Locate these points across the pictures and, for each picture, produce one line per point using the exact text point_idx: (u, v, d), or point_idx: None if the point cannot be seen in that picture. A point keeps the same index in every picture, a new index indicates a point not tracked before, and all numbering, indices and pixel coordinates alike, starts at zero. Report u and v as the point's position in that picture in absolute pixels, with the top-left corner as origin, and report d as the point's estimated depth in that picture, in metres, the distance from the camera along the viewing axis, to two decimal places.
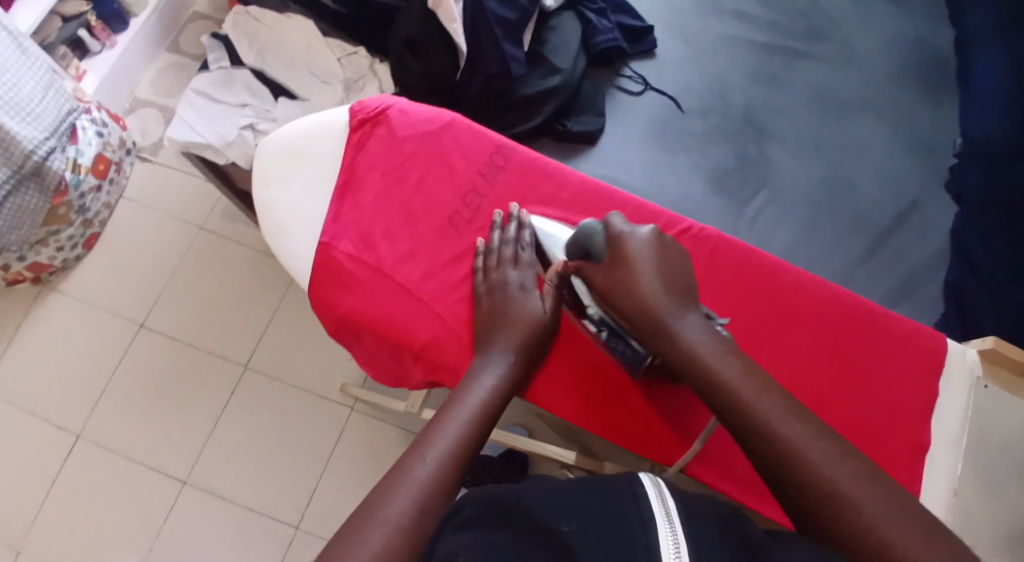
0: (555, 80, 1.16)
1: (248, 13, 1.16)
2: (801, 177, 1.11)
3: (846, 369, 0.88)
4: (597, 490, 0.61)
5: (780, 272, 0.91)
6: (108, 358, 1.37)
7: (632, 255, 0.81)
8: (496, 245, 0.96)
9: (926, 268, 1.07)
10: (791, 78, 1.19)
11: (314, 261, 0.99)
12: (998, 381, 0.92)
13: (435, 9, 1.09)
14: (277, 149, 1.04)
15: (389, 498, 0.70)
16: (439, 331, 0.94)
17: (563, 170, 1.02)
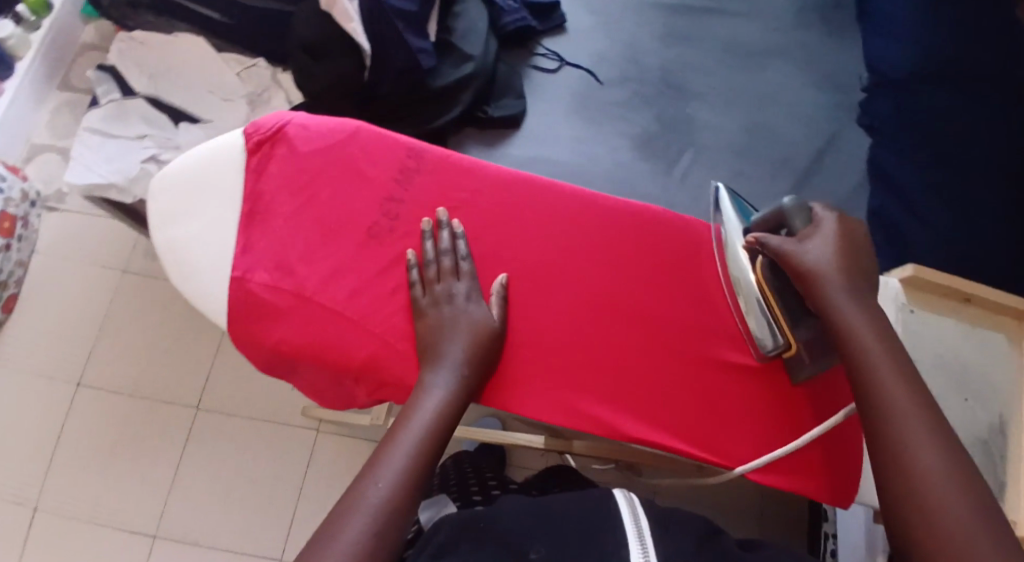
0: (469, 67, 1.10)
1: (133, 40, 1.11)
2: (725, 130, 1.27)
3: None
4: (573, 510, 0.71)
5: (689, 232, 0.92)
6: (52, 423, 1.41)
7: (827, 233, 0.79)
8: (432, 255, 0.85)
9: (851, 202, 1.23)
10: (698, 34, 1.34)
11: (228, 298, 0.84)
12: (923, 304, 0.93)
13: (331, 7, 0.99)
14: (171, 187, 0.88)
15: (344, 526, 0.68)
16: (379, 347, 0.83)
17: (479, 163, 0.92)
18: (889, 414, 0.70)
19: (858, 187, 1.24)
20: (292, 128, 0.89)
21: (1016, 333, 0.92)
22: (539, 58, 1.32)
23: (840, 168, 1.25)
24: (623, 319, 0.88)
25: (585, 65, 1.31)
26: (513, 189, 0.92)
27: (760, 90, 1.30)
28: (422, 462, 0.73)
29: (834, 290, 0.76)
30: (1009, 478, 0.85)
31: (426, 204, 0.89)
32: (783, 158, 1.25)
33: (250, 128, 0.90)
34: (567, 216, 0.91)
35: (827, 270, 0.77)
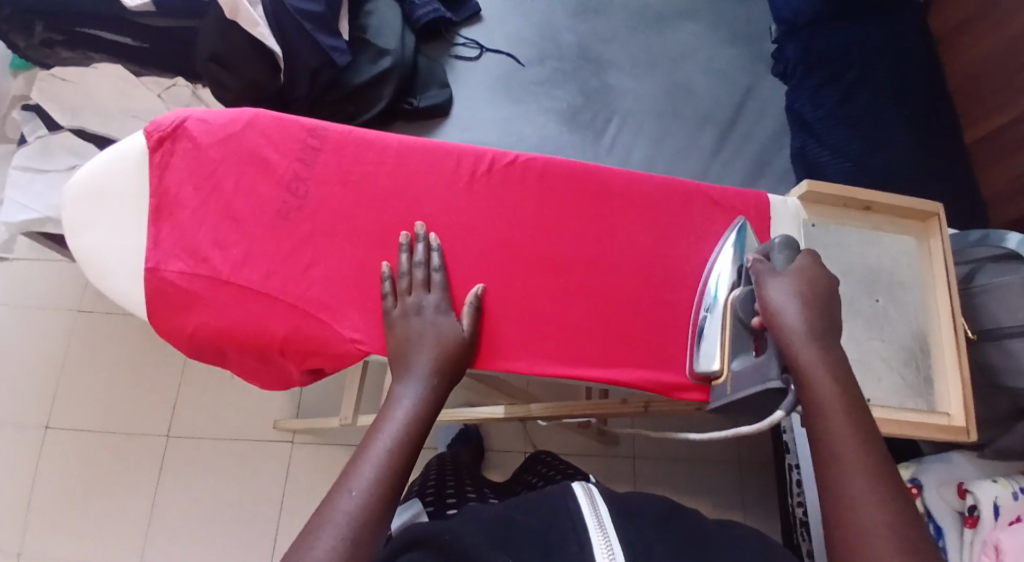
0: (387, 61, 1.14)
1: (56, 77, 1.11)
2: (642, 92, 1.31)
3: (683, 242, 0.94)
4: (534, 512, 0.66)
5: (602, 175, 0.95)
6: (24, 470, 1.41)
7: (774, 276, 0.79)
8: (404, 268, 0.87)
9: (771, 148, 1.30)
10: (609, 6, 1.39)
11: (145, 290, 0.86)
12: (829, 216, 0.97)
13: (234, 18, 0.96)
14: (76, 194, 0.89)
15: (317, 535, 0.66)
16: (300, 321, 0.86)
17: (383, 135, 0.93)
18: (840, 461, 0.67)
19: (776, 132, 1.31)
20: (191, 122, 0.89)
21: (919, 233, 0.98)
22: (459, 48, 1.33)
23: (757, 117, 1.32)
24: (539, 268, 0.91)
25: (504, 50, 1.33)
26: (420, 156, 0.93)
27: (672, 51, 1.36)
28: (397, 464, 0.72)
29: (797, 337, 0.74)
30: (934, 371, 0.92)
31: (332, 181, 0.90)
32: (703, 112, 1.31)
33: (148, 126, 0.89)
34: (474, 175, 0.93)
35: (791, 316, 0.75)
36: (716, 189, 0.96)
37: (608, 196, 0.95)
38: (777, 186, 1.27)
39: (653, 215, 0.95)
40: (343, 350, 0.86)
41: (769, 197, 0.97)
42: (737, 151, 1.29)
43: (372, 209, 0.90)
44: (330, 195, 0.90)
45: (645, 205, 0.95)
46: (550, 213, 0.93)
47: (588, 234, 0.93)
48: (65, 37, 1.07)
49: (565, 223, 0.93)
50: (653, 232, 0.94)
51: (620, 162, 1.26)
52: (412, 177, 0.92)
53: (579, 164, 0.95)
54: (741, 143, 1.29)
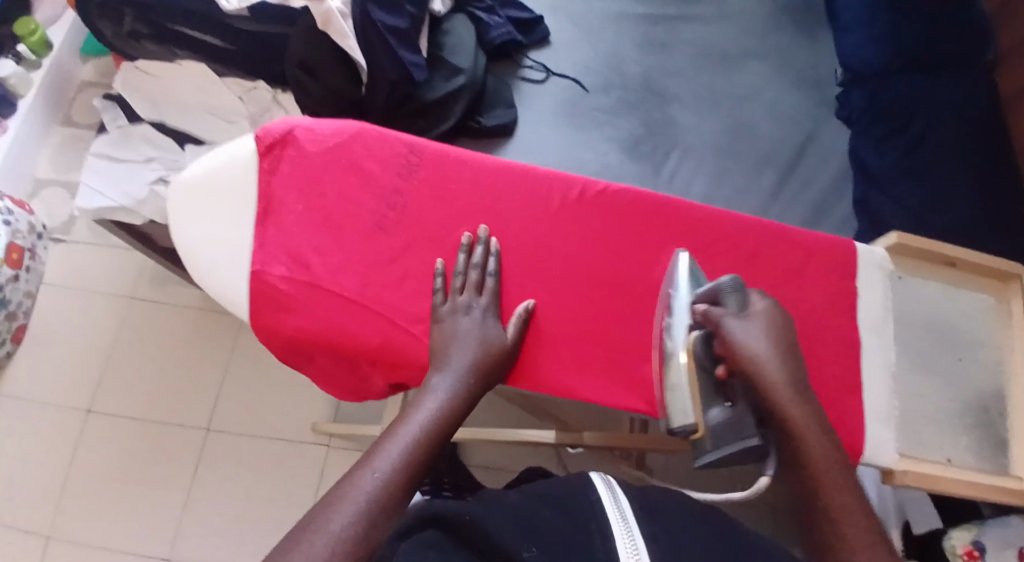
0: (460, 80, 1.16)
1: (138, 69, 1.17)
2: (705, 128, 1.33)
3: (776, 284, 0.93)
4: (557, 506, 0.64)
5: (695, 211, 0.96)
6: (64, 451, 1.44)
7: (744, 320, 0.81)
8: (460, 268, 0.90)
9: (832, 191, 1.30)
10: (675, 41, 1.41)
11: (249, 291, 0.91)
12: (913, 270, 0.99)
13: (325, 29, 1.00)
14: (185, 187, 0.95)
15: (333, 510, 0.64)
16: (390, 331, 0.88)
17: (478, 155, 0.97)
18: (830, 499, 0.70)
19: (836, 179, 1.31)
20: (299, 128, 0.95)
21: (999, 293, 0.99)
22: (526, 70, 1.35)
23: (819, 162, 1.33)
24: (626, 298, 0.93)
25: (570, 75, 1.35)
26: (514, 178, 0.96)
27: (737, 91, 1.37)
28: (422, 451, 0.72)
29: (773, 380, 0.77)
30: (1010, 435, 0.93)
31: (426, 197, 0.94)
32: (763, 153, 1.32)
33: (261, 132, 0.96)
34: (562, 202, 0.96)
35: (763, 355, 0.79)
36: (810, 233, 0.96)
37: (698, 233, 0.95)
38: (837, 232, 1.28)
39: (744, 254, 0.94)
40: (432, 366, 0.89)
41: (863, 246, 0.97)
42: (798, 194, 1.30)
43: (463, 228, 0.94)
44: (422, 211, 0.94)
45: (736, 243, 0.94)
46: (639, 244, 0.95)
47: (677, 268, 0.94)
48: (153, 31, 1.12)
49: (653, 256, 0.94)
50: (745, 273, 0.93)
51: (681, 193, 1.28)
52: (501, 199, 0.95)
53: (670, 199, 0.97)
54: (802, 187, 1.31)
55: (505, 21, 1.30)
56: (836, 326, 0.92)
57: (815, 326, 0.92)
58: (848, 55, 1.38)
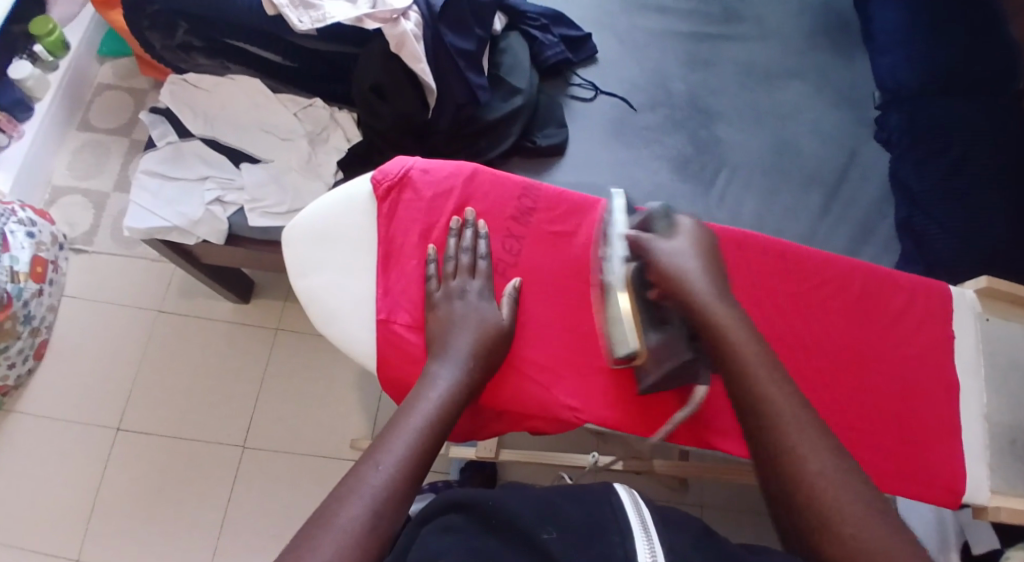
0: (518, 100, 1.16)
1: (185, 81, 1.15)
2: (752, 149, 1.27)
3: (876, 328, 0.99)
4: (575, 499, 0.66)
5: (801, 255, 1.01)
6: (93, 470, 1.42)
7: (657, 252, 0.85)
8: (452, 252, 0.95)
9: (878, 212, 1.24)
10: (719, 59, 1.34)
11: (375, 342, 0.93)
12: (998, 312, 1.02)
13: (399, 52, 1.03)
14: (306, 232, 0.97)
15: (343, 504, 0.67)
16: (522, 381, 0.92)
17: (588, 199, 1.01)
18: (767, 418, 0.72)
19: (879, 200, 1.25)
20: (416, 171, 0.98)
21: None
22: (574, 89, 1.30)
23: (861, 183, 1.26)
24: None
25: (619, 94, 1.30)
26: None
27: (779, 110, 1.31)
28: (428, 439, 0.75)
29: (703, 296, 0.80)
30: None
31: (544, 241, 0.99)
32: (809, 173, 1.26)
33: (377, 174, 0.99)
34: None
35: (688, 273, 0.82)
36: (903, 276, 1.01)
37: (805, 277, 1.00)
38: (880, 253, 1.22)
39: (846, 297, 1.00)
40: (563, 413, 0.92)
41: (949, 288, 1.02)
42: (845, 216, 1.23)
43: (579, 270, 0.98)
44: (541, 253, 0.98)
45: (840, 287, 1.00)
46: (749, 288, 0.99)
47: (786, 312, 0.99)
48: (206, 43, 1.11)
49: (764, 300, 0.99)
50: (847, 317, 0.99)
51: (730, 217, 1.22)
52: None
53: (775, 243, 1.01)
54: (847, 208, 1.24)
55: (558, 40, 1.29)
56: (931, 365, 0.99)
57: (916, 368, 0.98)
58: (885, 74, 1.29)
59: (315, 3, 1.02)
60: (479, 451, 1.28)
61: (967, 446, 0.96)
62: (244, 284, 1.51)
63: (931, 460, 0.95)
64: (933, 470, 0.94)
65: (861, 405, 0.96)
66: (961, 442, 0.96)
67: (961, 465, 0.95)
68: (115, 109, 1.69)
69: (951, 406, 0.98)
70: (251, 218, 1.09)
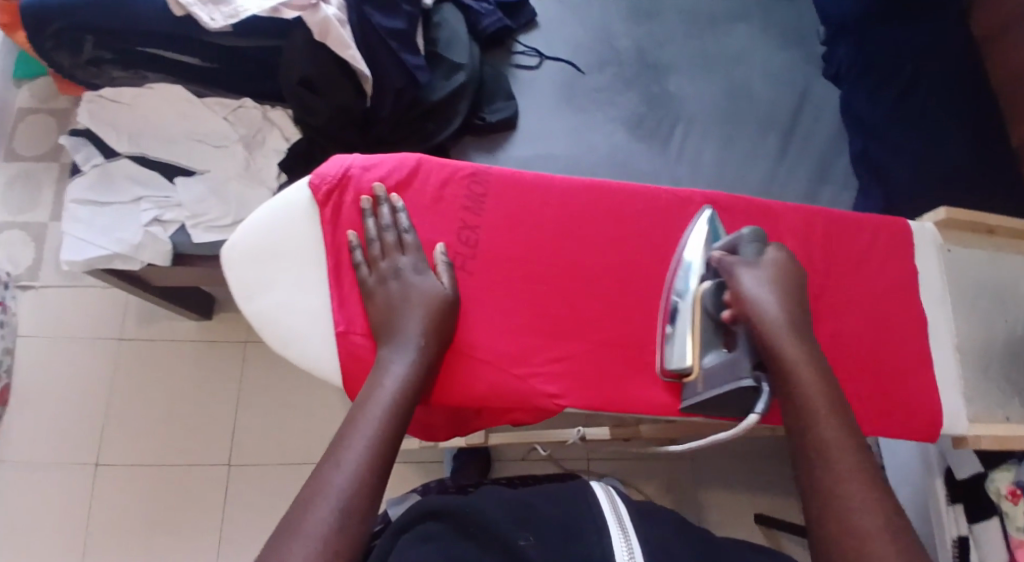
0: (460, 77, 1.12)
1: (101, 97, 1.06)
2: (706, 97, 1.22)
3: (843, 272, 0.97)
4: (554, 499, 0.65)
5: (760, 206, 0.98)
6: (73, 514, 1.37)
7: (748, 279, 0.81)
8: (375, 235, 0.90)
9: (832, 148, 1.20)
10: (660, 8, 1.29)
11: (340, 356, 0.88)
12: (958, 240, 1.02)
13: (324, 40, 0.96)
14: (247, 251, 0.92)
15: (306, 509, 0.66)
16: (492, 374, 0.88)
17: (536, 176, 0.97)
18: (810, 427, 0.72)
19: (835, 136, 1.21)
20: (356, 169, 0.93)
21: None
22: (518, 56, 1.24)
23: (817, 119, 1.23)
24: None
25: (565, 57, 1.24)
26: (576, 193, 0.97)
27: (728, 55, 1.26)
28: (387, 433, 0.75)
29: (770, 328, 0.77)
30: None
31: (499, 225, 0.94)
32: (766, 116, 1.22)
33: (314, 179, 0.93)
34: (628, 213, 0.97)
35: (761, 299, 0.79)
36: (860, 216, 0.99)
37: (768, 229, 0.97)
38: (843, 190, 1.19)
39: (810, 243, 0.97)
40: (541, 401, 0.88)
41: (909, 222, 1.00)
42: (802, 155, 1.20)
43: (538, 253, 0.94)
44: (499, 240, 0.94)
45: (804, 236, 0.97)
46: None
47: None
48: (119, 56, 1.03)
49: None
50: (814, 265, 0.96)
51: (690, 170, 1.17)
52: (573, 218, 0.96)
53: (735, 197, 0.98)
54: (805, 144, 1.21)
55: (494, 6, 1.23)
56: (900, 304, 0.96)
57: (887, 306, 0.96)
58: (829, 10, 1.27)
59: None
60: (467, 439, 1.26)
61: (941, 376, 0.94)
62: (205, 302, 1.46)
63: (911, 396, 0.92)
64: (914, 409, 0.92)
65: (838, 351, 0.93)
66: (935, 374, 0.94)
67: (940, 397, 0.93)
68: (42, 135, 1.60)
69: (924, 343, 0.95)
70: (194, 235, 1.03)
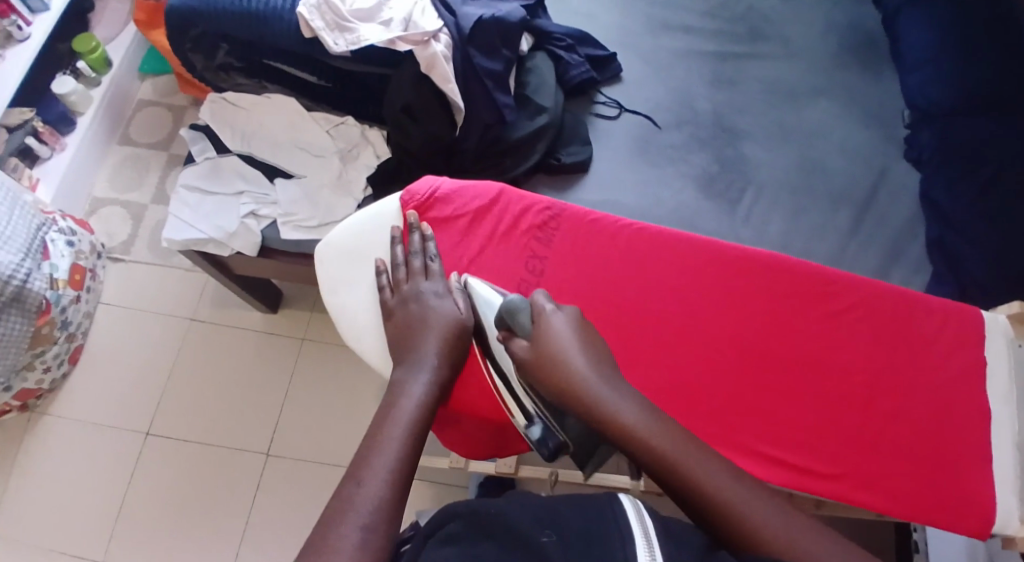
0: (543, 119, 1.19)
1: (224, 99, 1.20)
2: (778, 167, 1.26)
3: (904, 352, 0.99)
4: (579, 506, 0.65)
5: (828, 277, 1.02)
6: (121, 475, 1.46)
7: (555, 338, 0.86)
8: (403, 260, 1.01)
9: (908, 230, 1.21)
10: (743, 77, 1.34)
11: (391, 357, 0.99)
12: None
13: (429, 73, 1.07)
14: (337, 251, 1.04)
15: (340, 527, 0.70)
16: None
17: (612, 220, 1.06)
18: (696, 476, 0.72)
19: (911, 219, 1.22)
20: (444, 191, 1.05)
21: None
22: (599, 107, 1.31)
23: (893, 201, 1.24)
24: (762, 363, 0.99)
25: (643, 112, 1.30)
26: (648, 242, 1.05)
27: (807, 128, 1.29)
28: (410, 451, 0.79)
29: (587, 378, 0.82)
30: None
31: (567, 256, 1.04)
32: (839, 191, 1.24)
33: (406, 195, 1.05)
34: (696, 262, 1.04)
35: (573, 355, 0.84)
36: (931, 299, 1.01)
37: (833, 299, 1.01)
38: (913, 274, 1.19)
39: (873, 319, 1.01)
40: None
41: (980, 313, 1.02)
42: (874, 234, 1.21)
43: (601, 286, 1.02)
44: (565, 270, 1.03)
45: (868, 310, 1.01)
46: (777, 306, 1.01)
47: (810, 334, 1.00)
48: (246, 64, 1.17)
49: (788, 322, 1.01)
50: (874, 340, 1.00)
51: (756, 235, 1.21)
52: (640, 259, 1.04)
53: (805, 265, 1.03)
54: (877, 224, 1.22)
55: (583, 60, 1.31)
56: (960, 393, 0.98)
57: (946, 393, 0.98)
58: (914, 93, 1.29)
59: (350, 27, 1.06)
60: (498, 466, 1.28)
61: (999, 473, 0.95)
62: (274, 296, 1.56)
63: (959, 487, 0.94)
64: (962, 500, 0.93)
65: (888, 428, 0.96)
66: (991, 469, 0.95)
67: (992, 492, 0.94)
68: (155, 124, 1.75)
69: (983, 436, 0.97)
70: (283, 231, 1.13)
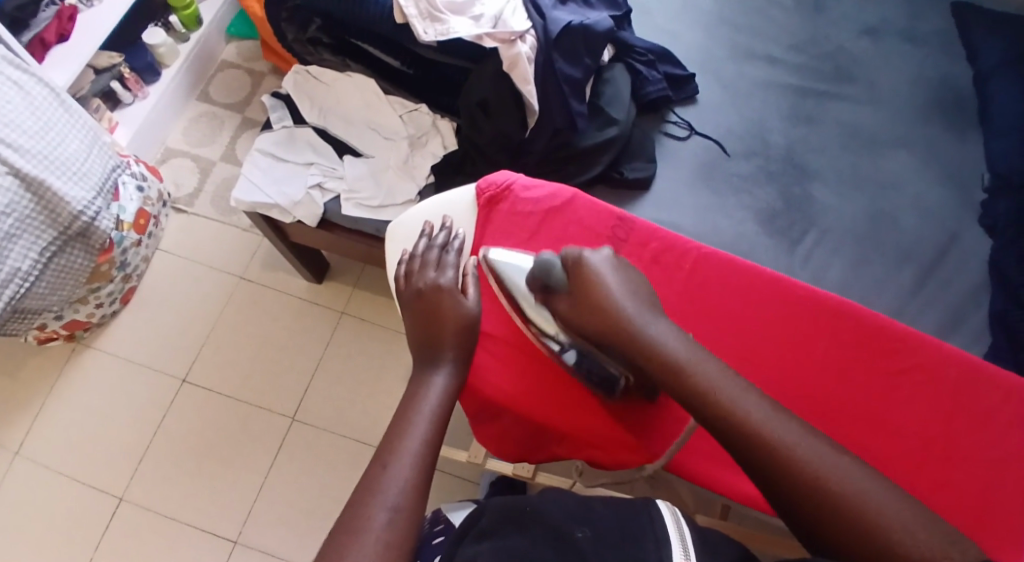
0: (612, 131, 1.20)
1: (308, 72, 1.24)
2: (845, 213, 1.24)
3: (965, 420, 0.97)
4: (619, 510, 0.72)
5: (893, 332, 1.00)
6: (153, 416, 1.51)
7: (596, 276, 0.91)
8: (422, 252, 1.02)
9: (971, 299, 1.18)
10: (823, 117, 1.32)
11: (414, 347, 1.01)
12: None
13: (510, 72, 1.11)
14: (405, 231, 1.07)
15: (369, 509, 0.75)
16: (580, 402, 0.98)
17: (682, 241, 1.06)
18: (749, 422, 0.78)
19: (975, 287, 1.19)
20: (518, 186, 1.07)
21: None
22: (670, 126, 1.31)
23: (959, 267, 1.21)
24: (816, 405, 0.98)
25: (713, 136, 1.29)
26: (716, 268, 1.05)
27: (881, 177, 1.27)
28: (434, 442, 0.83)
29: (636, 316, 0.87)
30: None
31: None
32: (903, 248, 1.22)
33: (482, 184, 1.08)
34: (760, 295, 1.03)
35: (619, 296, 0.89)
36: (999, 371, 0.99)
37: (898, 354, 1.00)
38: (970, 345, 1.16)
39: (936, 380, 0.98)
40: (625, 444, 0.97)
41: None
42: (935, 296, 1.18)
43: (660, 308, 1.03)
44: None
45: (933, 371, 0.99)
46: (837, 350, 1.00)
47: (867, 386, 0.99)
48: (335, 41, 1.24)
49: (848, 369, 0.99)
50: (934, 401, 0.98)
51: (813, 279, 1.19)
52: (704, 285, 1.04)
53: (871, 315, 1.01)
54: (940, 286, 1.19)
55: (662, 77, 1.30)
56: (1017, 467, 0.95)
57: (1002, 466, 0.95)
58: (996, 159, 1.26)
59: (442, 18, 1.10)
60: (515, 468, 1.27)
61: None
62: (321, 266, 1.59)
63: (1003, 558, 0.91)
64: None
65: (934, 488, 0.94)
66: None
67: None
68: (233, 85, 1.80)
69: None
70: (344, 207, 1.16)
